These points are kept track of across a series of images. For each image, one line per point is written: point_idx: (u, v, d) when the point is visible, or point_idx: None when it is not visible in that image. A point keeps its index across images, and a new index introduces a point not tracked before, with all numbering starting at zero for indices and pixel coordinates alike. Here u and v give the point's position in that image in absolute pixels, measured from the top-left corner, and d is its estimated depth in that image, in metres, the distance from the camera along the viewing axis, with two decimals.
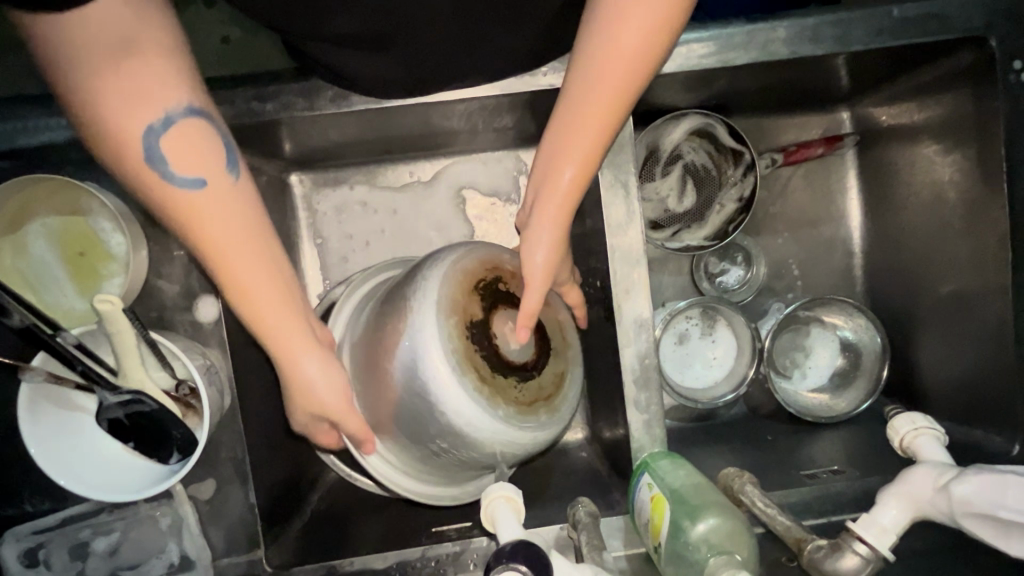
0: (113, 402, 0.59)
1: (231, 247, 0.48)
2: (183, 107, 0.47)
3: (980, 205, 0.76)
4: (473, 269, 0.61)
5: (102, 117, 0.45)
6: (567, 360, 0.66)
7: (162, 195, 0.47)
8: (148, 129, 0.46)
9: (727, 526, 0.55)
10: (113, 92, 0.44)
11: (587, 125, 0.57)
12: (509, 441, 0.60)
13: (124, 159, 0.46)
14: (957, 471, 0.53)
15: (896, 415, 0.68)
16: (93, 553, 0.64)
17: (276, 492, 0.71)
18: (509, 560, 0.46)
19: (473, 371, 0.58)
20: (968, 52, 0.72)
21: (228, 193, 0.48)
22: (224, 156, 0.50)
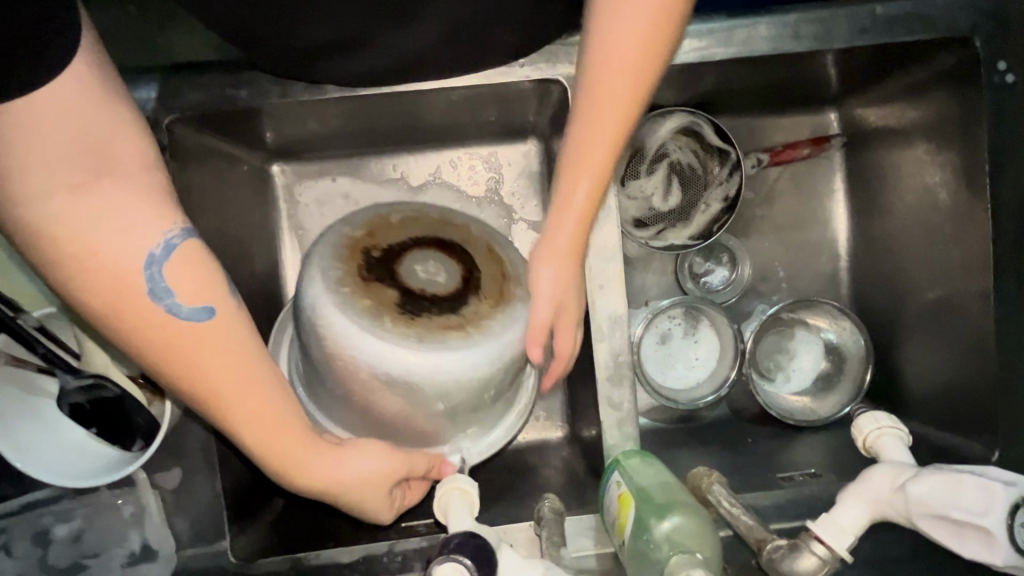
0: (74, 386, 0.61)
1: (241, 374, 0.47)
2: (178, 232, 0.47)
3: (965, 207, 0.75)
4: (347, 261, 0.61)
5: (100, 253, 0.44)
6: (482, 236, 0.66)
7: (165, 328, 0.46)
8: (149, 258, 0.45)
9: (690, 525, 0.55)
10: (105, 222, 0.44)
11: (603, 129, 0.54)
12: (513, 341, 0.61)
13: (119, 304, 0.45)
14: (914, 470, 0.53)
15: (860, 414, 0.67)
16: (55, 540, 0.64)
17: (244, 483, 0.71)
18: (453, 552, 0.45)
19: (442, 329, 0.59)
20: (953, 52, 0.72)
21: (233, 318, 0.48)
22: (226, 284, 0.50)
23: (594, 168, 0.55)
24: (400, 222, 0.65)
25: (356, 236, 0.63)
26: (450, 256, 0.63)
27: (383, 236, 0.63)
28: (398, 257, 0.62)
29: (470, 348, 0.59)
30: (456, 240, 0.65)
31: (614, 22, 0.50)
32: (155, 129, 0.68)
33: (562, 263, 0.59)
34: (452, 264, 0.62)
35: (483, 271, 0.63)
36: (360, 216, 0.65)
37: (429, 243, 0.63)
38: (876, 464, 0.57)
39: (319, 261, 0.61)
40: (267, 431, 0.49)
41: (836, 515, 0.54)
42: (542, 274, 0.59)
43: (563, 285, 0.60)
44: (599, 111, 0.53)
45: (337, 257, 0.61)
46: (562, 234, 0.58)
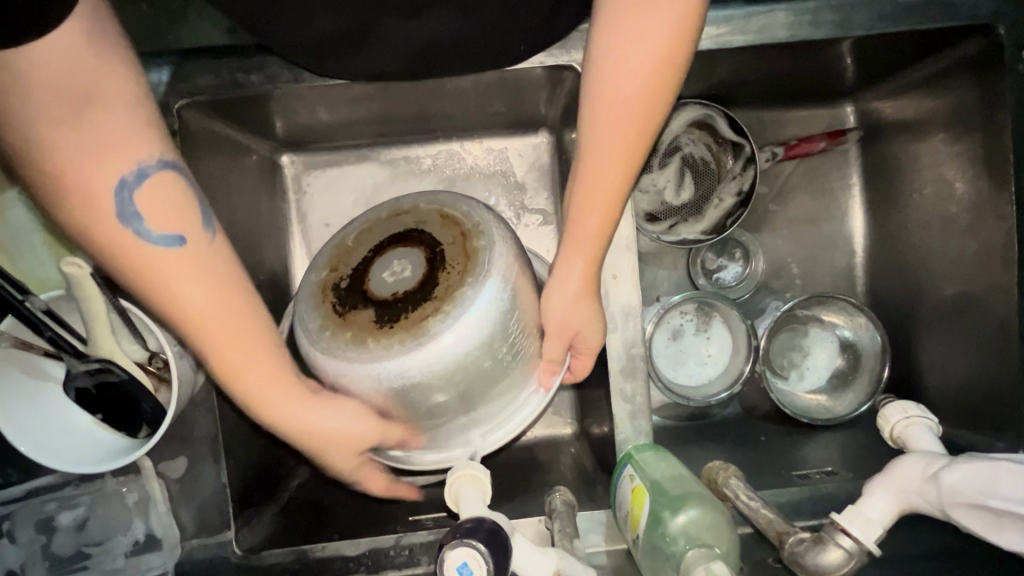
0: (80, 371, 0.59)
1: (208, 304, 0.46)
2: (155, 159, 0.47)
3: (987, 200, 0.73)
4: (321, 307, 0.59)
5: (75, 176, 0.44)
6: (431, 207, 0.63)
7: (135, 252, 0.46)
8: (121, 182, 0.45)
9: (707, 518, 0.53)
10: (83, 145, 0.44)
11: (608, 161, 0.54)
12: (491, 304, 0.57)
13: (95, 221, 0.45)
14: (947, 460, 0.51)
15: (889, 405, 0.65)
16: (59, 528, 0.63)
17: (251, 474, 0.70)
18: (465, 537, 0.44)
19: (425, 321, 0.56)
20: (974, 41, 0.70)
21: (205, 250, 0.48)
22: (202, 215, 0.49)
23: (599, 198, 0.56)
24: (358, 240, 0.63)
25: (325, 278, 0.62)
26: (408, 246, 0.60)
27: (347, 264, 0.61)
28: (365, 276, 0.59)
29: (451, 326, 0.55)
30: (409, 227, 0.62)
31: (617, 52, 0.51)
32: (164, 114, 0.67)
33: (575, 295, 0.59)
34: (413, 255, 0.59)
35: (445, 242, 0.60)
36: (324, 251, 0.64)
37: (387, 245, 0.61)
38: (903, 454, 0.54)
39: (303, 314, 0.60)
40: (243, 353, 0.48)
41: (864, 506, 0.52)
42: (554, 308, 0.60)
43: (579, 317, 0.60)
44: (604, 144, 0.54)
45: (316, 302, 0.60)
46: (574, 267, 0.58)
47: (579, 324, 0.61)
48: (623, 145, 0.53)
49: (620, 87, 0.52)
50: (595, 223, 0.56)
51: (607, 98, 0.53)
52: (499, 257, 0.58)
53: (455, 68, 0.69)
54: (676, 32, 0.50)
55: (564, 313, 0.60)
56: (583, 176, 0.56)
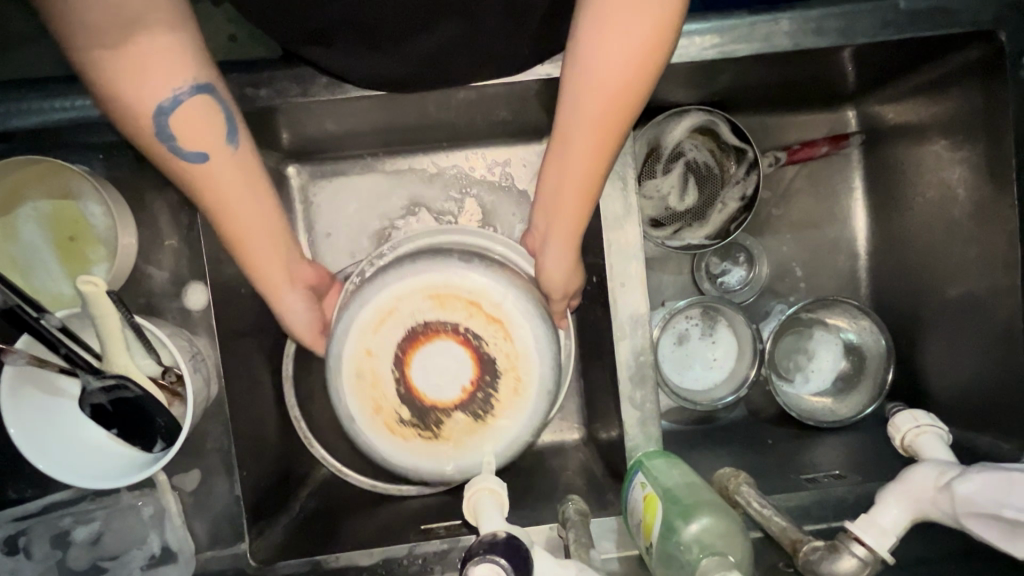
0: (96, 387, 0.59)
1: (231, 216, 0.55)
2: (188, 88, 0.51)
3: (990, 204, 0.74)
4: (410, 438, 0.62)
5: (129, 97, 0.49)
6: (413, 293, 0.61)
7: (174, 166, 0.53)
8: (159, 108, 0.50)
9: (720, 526, 0.54)
10: (126, 75, 0.47)
11: (589, 134, 0.57)
12: (541, 350, 0.62)
13: (140, 132, 0.51)
14: (960, 470, 0.51)
15: (898, 412, 0.66)
16: (74, 543, 0.64)
17: (263, 486, 0.70)
18: (486, 553, 0.44)
19: (512, 394, 0.62)
20: (977, 47, 0.70)
21: (231, 164, 0.54)
22: (228, 132, 0.54)
23: (577, 176, 0.59)
24: (372, 368, 0.62)
25: (379, 419, 0.62)
26: (430, 340, 0.61)
27: (387, 395, 0.62)
28: (419, 392, 0.61)
29: (536, 385, 0.62)
30: (410, 326, 0.61)
31: (602, 36, 0.52)
32: None
33: (567, 263, 0.64)
34: (440, 341, 0.61)
35: (462, 320, 0.61)
36: (347, 395, 0.62)
37: (409, 353, 0.61)
38: (917, 463, 0.55)
39: (390, 458, 0.63)
40: (267, 253, 0.59)
41: (877, 515, 0.53)
42: (551, 274, 0.65)
43: (573, 272, 0.66)
44: (586, 122, 0.56)
45: (396, 442, 0.62)
46: (558, 231, 0.63)
47: (572, 273, 0.66)
48: (605, 127, 0.56)
49: (607, 68, 0.53)
50: (574, 197, 0.61)
51: (591, 79, 0.54)
52: (526, 309, 0.62)
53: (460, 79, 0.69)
54: (660, 28, 0.51)
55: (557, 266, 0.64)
56: (564, 151, 0.59)
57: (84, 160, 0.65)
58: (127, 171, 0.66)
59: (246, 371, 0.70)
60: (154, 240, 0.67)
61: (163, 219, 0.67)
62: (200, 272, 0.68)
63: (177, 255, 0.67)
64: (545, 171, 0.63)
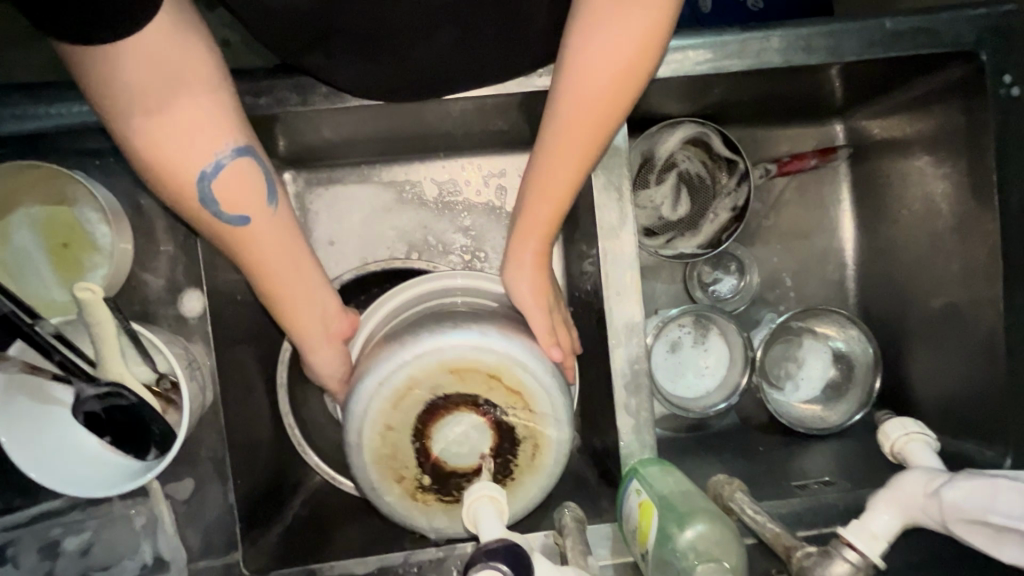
0: (91, 394, 0.58)
1: (271, 270, 0.57)
2: (229, 151, 0.53)
3: (972, 218, 0.76)
4: (428, 503, 0.61)
5: (172, 159, 0.51)
6: (431, 368, 0.59)
7: (215, 228, 0.55)
8: (201, 174, 0.52)
9: (715, 532, 0.54)
10: (166, 138, 0.50)
11: (573, 145, 0.57)
12: (560, 415, 0.62)
13: (182, 197, 0.53)
14: (948, 475, 0.52)
15: (888, 420, 0.67)
16: (63, 553, 0.63)
17: (258, 494, 0.70)
18: (488, 559, 0.45)
19: (534, 458, 0.62)
20: (960, 66, 0.72)
21: (270, 224, 0.56)
22: (265, 191, 0.56)
23: (557, 189, 0.60)
24: (391, 442, 0.60)
25: (400, 488, 0.61)
26: (449, 413, 0.60)
27: (406, 466, 0.60)
28: (439, 461, 0.60)
29: (555, 449, 0.62)
30: (428, 399, 0.59)
31: (583, 58, 0.54)
32: None
33: (533, 275, 0.64)
34: (462, 411, 0.60)
35: (482, 391, 0.60)
36: (366, 467, 0.60)
37: (428, 425, 0.60)
38: (905, 471, 0.56)
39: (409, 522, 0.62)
40: (297, 303, 0.60)
41: (869, 521, 0.53)
42: (519, 291, 0.65)
43: (540, 279, 0.65)
44: (567, 143, 0.57)
45: (416, 510, 0.61)
46: (528, 246, 0.63)
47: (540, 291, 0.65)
48: (584, 147, 0.58)
49: (588, 87, 0.55)
50: (548, 205, 0.61)
51: (573, 101, 0.56)
52: (549, 378, 0.60)
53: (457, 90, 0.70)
54: (642, 47, 0.53)
55: (525, 291, 0.64)
56: (546, 159, 0.59)
57: (81, 165, 0.65)
58: (124, 176, 0.66)
59: (240, 379, 0.70)
60: (149, 246, 0.67)
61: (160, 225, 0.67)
62: (196, 279, 0.67)
63: (173, 261, 0.67)
64: (523, 190, 0.64)
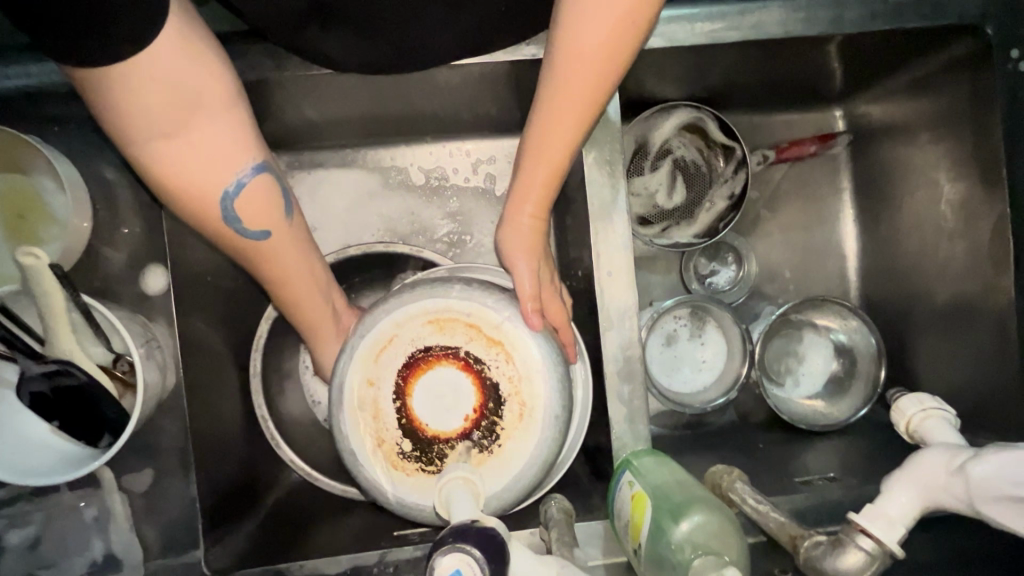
0: (37, 373, 0.54)
1: (294, 277, 0.57)
2: (251, 168, 0.51)
3: (979, 200, 0.73)
4: (409, 470, 0.57)
5: (195, 179, 0.48)
6: (411, 317, 0.58)
7: (237, 243, 0.53)
8: (225, 193, 0.50)
9: (713, 523, 0.50)
10: (189, 159, 0.47)
11: (572, 108, 0.54)
12: (546, 372, 0.58)
13: (204, 216, 0.51)
14: (972, 451, 0.49)
15: (902, 397, 0.64)
16: (7, 549, 0.58)
17: (223, 489, 0.65)
18: (456, 540, 0.40)
19: (521, 420, 0.57)
20: (965, 42, 0.69)
21: (287, 236, 0.56)
22: (282, 204, 0.55)
23: (557, 156, 0.57)
24: (372, 399, 0.57)
25: (380, 456, 0.57)
26: (430, 368, 0.58)
27: (387, 428, 0.57)
28: (419, 422, 0.57)
29: (544, 410, 0.57)
30: (408, 351, 0.58)
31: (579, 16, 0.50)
32: None
33: (528, 234, 0.60)
34: (443, 364, 0.57)
35: (463, 343, 0.58)
36: (347, 427, 0.57)
37: (409, 381, 0.57)
38: (923, 449, 0.52)
39: (390, 497, 0.57)
40: (305, 291, 0.59)
41: (884, 505, 0.49)
42: (513, 255, 0.61)
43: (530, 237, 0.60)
44: (563, 105, 0.54)
45: (397, 477, 0.57)
46: (522, 211, 0.60)
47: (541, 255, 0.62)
48: (583, 109, 0.54)
49: (582, 44, 0.51)
50: (545, 169, 0.58)
51: (569, 62, 0.52)
52: (534, 330, 0.58)
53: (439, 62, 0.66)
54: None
55: (518, 256, 0.61)
56: (545, 124, 0.56)
57: (40, 133, 0.61)
58: (88, 146, 0.63)
59: (207, 364, 0.65)
60: (112, 221, 0.64)
61: (125, 199, 0.64)
62: (161, 254, 0.65)
63: (139, 238, 0.64)
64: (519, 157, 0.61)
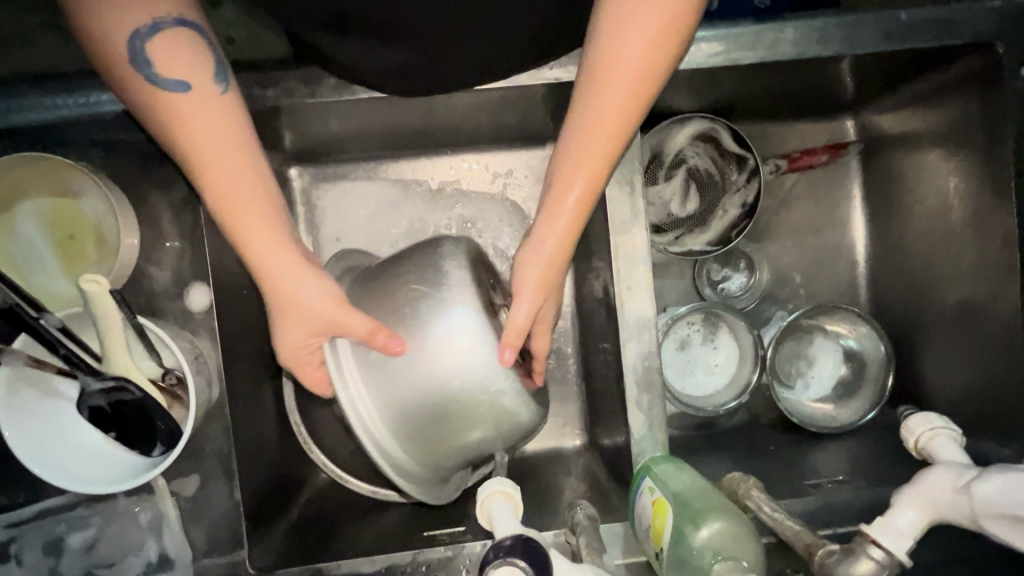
0: (96, 388, 0.58)
1: (225, 166, 0.49)
2: (171, 18, 0.50)
3: (989, 210, 0.75)
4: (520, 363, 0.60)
5: (116, 29, 0.48)
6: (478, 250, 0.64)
7: (148, 95, 0.49)
8: (133, 32, 0.48)
9: (732, 530, 0.53)
10: (112, 11, 0.48)
11: (626, 62, 0.50)
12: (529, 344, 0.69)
13: (117, 67, 0.49)
14: (976, 471, 0.51)
15: (910, 415, 0.66)
16: (67, 549, 0.64)
17: (265, 491, 0.69)
18: (507, 556, 0.45)
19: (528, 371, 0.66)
20: (975, 58, 0.71)
21: (208, 100, 0.50)
22: (213, 69, 0.51)
23: (605, 116, 0.52)
24: (490, 297, 0.59)
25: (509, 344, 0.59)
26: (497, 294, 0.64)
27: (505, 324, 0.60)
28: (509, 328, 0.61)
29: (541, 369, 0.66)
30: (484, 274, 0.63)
31: None
32: None
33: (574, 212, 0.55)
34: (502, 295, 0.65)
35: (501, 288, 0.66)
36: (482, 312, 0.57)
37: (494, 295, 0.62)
38: (931, 466, 0.55)
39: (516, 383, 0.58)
40: (238, 189, 0.50)
41: (893, 518, 0.53)
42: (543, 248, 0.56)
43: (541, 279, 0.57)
44: (604, 103, 0.51)
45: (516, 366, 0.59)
46: (549, 235, 0.55)
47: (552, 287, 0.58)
48: (636, 73, 0.50)
49: (624, 16, 0.49)
50: (600, 137, 0.52)
51: (609, 40, 0.50)
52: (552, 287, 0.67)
53: (464, 84, 0.68)
54: None
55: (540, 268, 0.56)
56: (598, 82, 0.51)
57: (87, 156, 0.65)
58: (130, 167, 0.66)
59: (247, 374, 0.69)
60: (155, 239, 0.67)
61: (166, 219, 0.67)
62: (202, 272, 0.68)
63: (180, 254, 0.67)
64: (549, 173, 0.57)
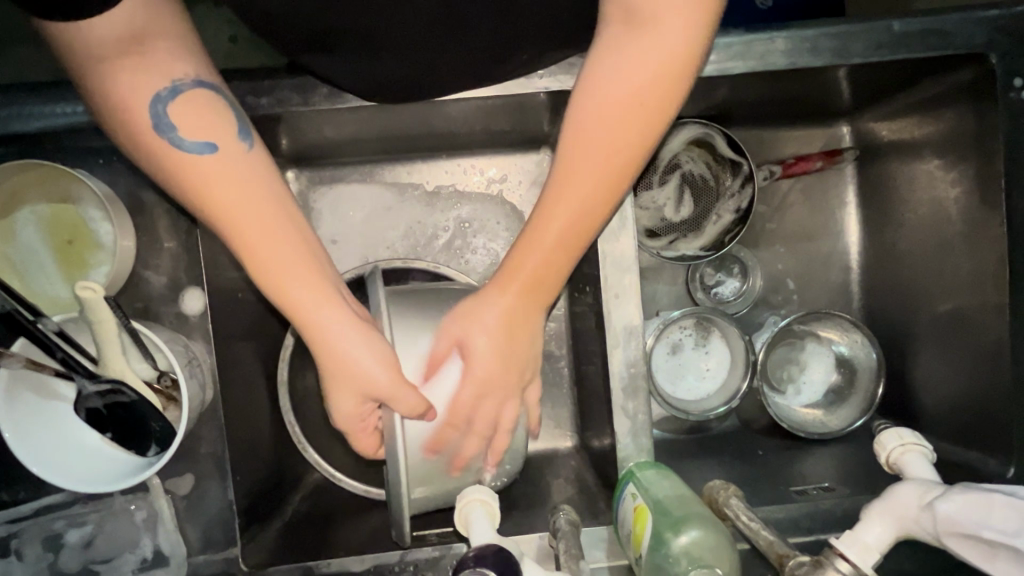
0: (92, 391, 0.60)
1: (263, 229, 0.52)
2: (190, 79, 0.52)
3: (980, 221, 0.75)
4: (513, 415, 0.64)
5: (133, 98, 0.50)
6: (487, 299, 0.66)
7: (174, 159, 0.51)
8: (156, 96, 0.50)
9: (709, 540, 0.55)
10: (127, 77, 0.49)
11: (621, 137, 0.53)
12: None
13: (138, 131, 0.51)
14: (943, 489, 0.53)
15: (881, 430, 0.66)
16: (66, 545, 0.66)
17: (257, 490, 0.71)
18: (477, 565, 0.47)
19: None
20: (969, 69, 0.71)
21: (238, 158, 0.52)
22: (236, 128, 0.53)
23: (597, 181, 0.54)
24: None
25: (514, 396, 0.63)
26: None
27: None
28: None
29: None
30: None
31: (616, 67, 0.52)
32: None
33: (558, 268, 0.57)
34: None
35: None
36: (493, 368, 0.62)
37: None
38: (900, 481, 0.56)
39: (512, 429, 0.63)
40: (271, 249, 0.52)
41: (861, 532, 0.53)
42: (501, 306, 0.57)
43: (517, 349, 0.59)
44: (602, 170, 0.54)
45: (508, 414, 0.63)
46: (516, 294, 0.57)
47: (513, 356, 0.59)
48: (628, 146, 0.54)
49: (614, 93, 0.52)
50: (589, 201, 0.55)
51: (602, 114, 0.53)
52: None
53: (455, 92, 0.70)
54: (685, 52, 0.51)
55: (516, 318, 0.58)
56: (587, 152, 0.54)
57: (85, 165, 0.66)
58: (127, 175, 0.67)
59: (241, 376, 0.71)
60: (152, 244, 0.69)
61: (162, 225, 0.69)
62: (197, 277, 0.69)
63: (176, 259, 0.69)
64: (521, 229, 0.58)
